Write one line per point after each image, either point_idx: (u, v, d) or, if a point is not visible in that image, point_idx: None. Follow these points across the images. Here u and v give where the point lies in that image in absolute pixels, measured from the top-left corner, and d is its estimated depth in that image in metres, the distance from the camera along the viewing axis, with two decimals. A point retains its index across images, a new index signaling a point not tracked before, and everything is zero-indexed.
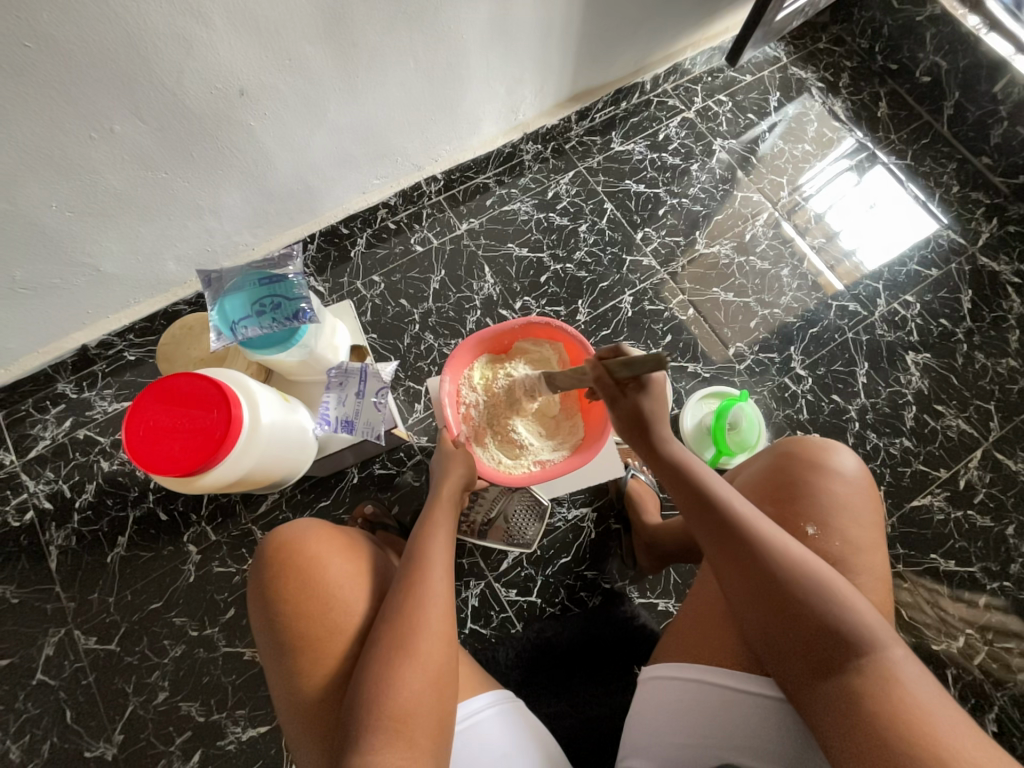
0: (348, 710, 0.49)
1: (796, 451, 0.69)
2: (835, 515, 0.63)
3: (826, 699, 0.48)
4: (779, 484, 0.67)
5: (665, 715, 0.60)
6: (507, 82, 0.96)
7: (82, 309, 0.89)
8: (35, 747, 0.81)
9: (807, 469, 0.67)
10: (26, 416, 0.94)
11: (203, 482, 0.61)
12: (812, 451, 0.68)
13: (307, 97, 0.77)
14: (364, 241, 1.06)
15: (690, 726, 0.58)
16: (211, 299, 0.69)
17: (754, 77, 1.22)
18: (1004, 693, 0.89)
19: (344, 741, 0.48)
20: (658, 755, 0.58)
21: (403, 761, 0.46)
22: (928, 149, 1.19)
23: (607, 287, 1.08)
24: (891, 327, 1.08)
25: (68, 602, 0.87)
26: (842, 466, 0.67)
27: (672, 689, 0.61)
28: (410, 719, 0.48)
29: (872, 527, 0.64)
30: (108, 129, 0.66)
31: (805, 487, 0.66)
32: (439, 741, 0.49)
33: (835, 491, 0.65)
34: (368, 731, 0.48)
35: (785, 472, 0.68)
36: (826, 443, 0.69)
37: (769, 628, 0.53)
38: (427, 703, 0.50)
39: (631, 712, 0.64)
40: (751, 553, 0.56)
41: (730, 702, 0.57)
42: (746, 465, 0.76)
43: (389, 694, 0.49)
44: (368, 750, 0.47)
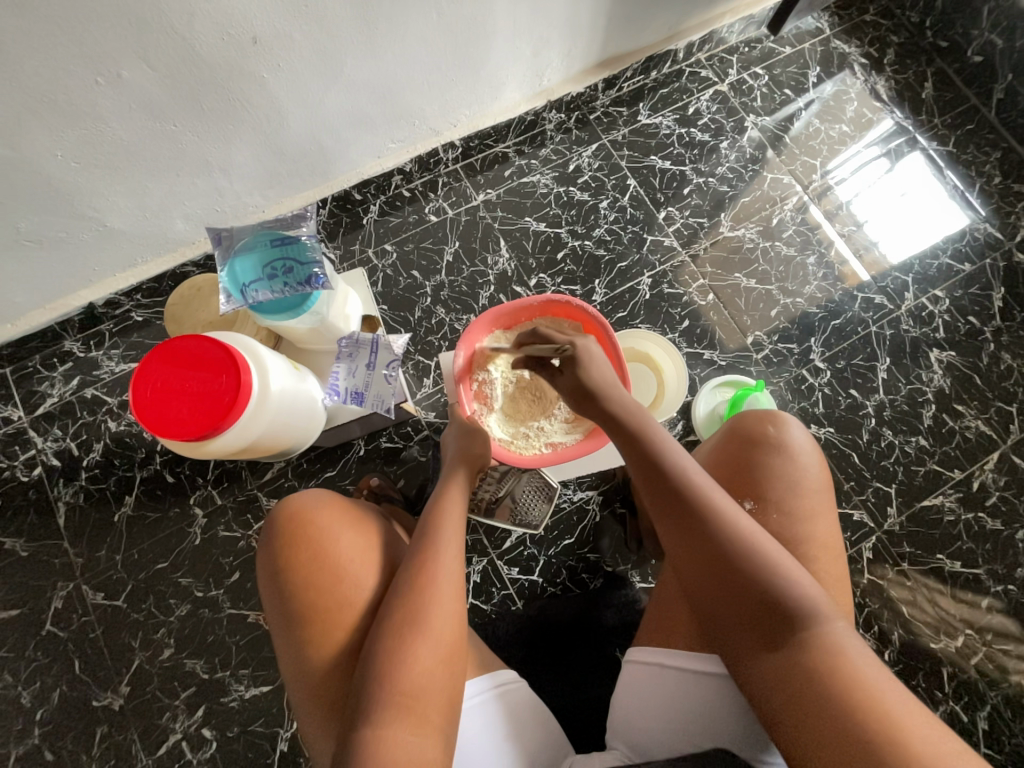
0: (359, 685, 0.49)
1: (741, 427, 0.67)
2: (772, 487, 0.63)
3: (801, 709, 0.47)
4: (728, 460, 0.66)
5: (654, 703, 0.58)
6: (533, 44, 0.91)
7: (89, 266, 0.87)
8: (45, 694, 0.84)
9: (751, 446, 0.65)
10: (33, 372, 0.94)
11: (211, 447, 0.60)
12: (754, 425, 0.67)
13: (323, 50, 0.73)
14: (377, 209, 1.03)
15: (684, 715, 0.56)
16: (221, 259, 0.66)
17: (794, 49, 1.16)
18: (998, 693, 0.89)
19: (353, 713, 0.48)
20: (646, 742, 0.57)
21: (415, 736, 0.47)
22: (972, 136, 1.13)
23: (625, 267, 1.05)
24: (917, 323, 1.04)
25: (77, 557, 0.88)
26: (784, 437, 0.65)
27: (661, 677, 0.59)
28: (420, 695, 0.49)
29: (819, 499, 0.63)
30: (116, 74, 0.63)
31: (752, 465, 0.64)
32: (449, 716, 0.50)
33: (777, 464, 0.64)
34: (379, 706, 0.48)
35: (733, 451, 0.66)
36: (768, 415, 0.67)
37: (755, 629, 0.51)
38: (437, 680, 0.50)
39: (615, 694, 0.62)
40: (727, 542, 0.53)
41: (720, 689, 0.56)
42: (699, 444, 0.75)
43: (401, 671, 0.49)
44: (379, 724, 0.47)
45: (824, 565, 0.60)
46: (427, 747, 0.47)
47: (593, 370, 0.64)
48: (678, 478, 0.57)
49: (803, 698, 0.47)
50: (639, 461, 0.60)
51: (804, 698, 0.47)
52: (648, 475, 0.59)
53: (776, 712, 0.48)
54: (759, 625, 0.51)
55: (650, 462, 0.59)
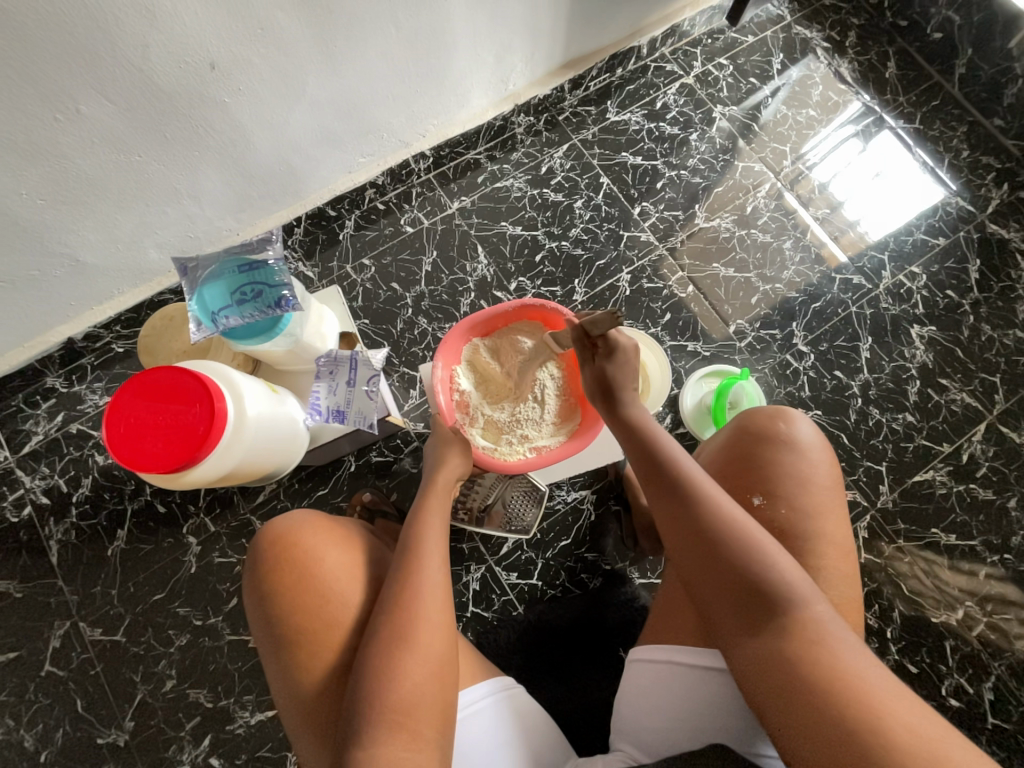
0: (350, 705, 0.49)
1: (751, 425, 0.67)
2: (784, 484, 0.62)
3: (796, 703, 0.46)
4: (736, 457, 0.66)
5: (656, 699, 0.58)
6: (495, 50, 0.91)
7: (65, 301, 0.87)
8: (48, 736, 0.83)
9: (763, 443, 0.65)
10: (17, 412, 0.93)
11: (190, 478, 0.60)
12: (764, 422, 0.67)
13: (283, 71, 0.73)
14: (353, 223, 1.03)
15: (685, 710, 0.57)
16: (189, 289, 0.66)
17: (756, 38, 1.16)
18: (1002, 662, 0.90)
19: (346, 735, 0.48)
20: (648, 740, 0.57)
21: (406, 753, 0.46)
22: (937, 111, 1.14)
23: (604, 265, 1.05)
24: (896, 300, 1.05)
25: (72, 595, 0.88)
26: (794, 434, 0.65)
27: (659, 675, 0.59)
28: (411, 712, 0.48)
29: (830, 496, 0.63)
30: (75, 109, 0.63)
31: (759, 462, 0.64)
32: (444, 729, 0.49)
33: (788, 461, 0.64)
34: (370, 725, 0.47)
35: (737, 449, 0.67)
36: (777, 412, 0.67)
37: (749, 619, 0.51)
38: (428, 694, 0.50)
39: (619, 692, 0.63)
40: (721, 532, 0.54)
41: (721, 685, 0.56)
42: (708, 441, 0.75)
43: (390, 687, 0.49)
44: (371, 744, 0.47)
45: (832, 561, 0.60)
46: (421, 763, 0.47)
47: (621, 369, 0.67)
48: (671, 465, 0.60)
49: (793, 688, 0.46)
50: (640, 449, 0.63)
51: (795, 687, 0.46)
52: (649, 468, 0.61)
53: (769, 707, 0.47)
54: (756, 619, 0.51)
55: (649, 457, 0.62)
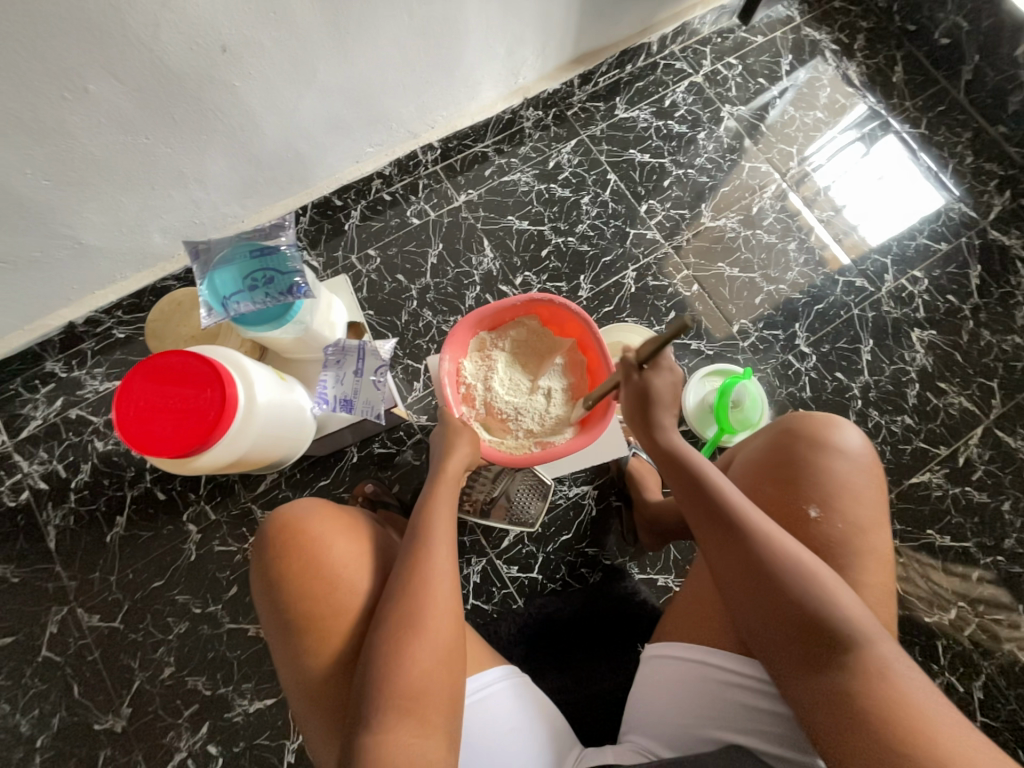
0: (360, 690, 0.49)
1: (803, 431, 0.65)
2: (838, 496, 0.61)
3: (824, 700, 0.48)
4: (787, 463, 0.64)
5: (673, 693, 0.59)
6: (507, 42, 0.91)
7: (67, 285, 0.86)
8: (44, 721, 0.82)
9: (816, 450, 0.63)
10: (15, 395, 0.92)
11: (199, 463, 0.60)
12: (818, 429, 0.65)
13: (294, 56, 0.72)
14: (359, 213, 1.02)
15: (697, 707, 0.57)
16: (199, 273, 0.66)
17: (766, 38, 1.17)
18: (991, 662, 0.91)
19: (356, 720, 0.48)
20: (661, 734, 0.57)
21: (417, 738, 0.47)
22: (943, 117, 1.15)
23: (610, 261, 1.05)
24: (897, 304, 1.06)
25: (70, 580, 0.87)
26: (846, 444, 0.64)
27: (675, 669, 0.60)
28: (422, 698, 0.49)
29: (873, 505, 0.62)
30: (83, 89, 0.62)
31: (800, 467, 0.63)
32: (452, 716, 0.50)
33: (840, 472, 0.62)
34: (380, 710, 0.48)
35: (789, 454, 0.64)
36: (829, 420, 0.66)
37: (784, 631, 0.51)
38: (439, 681, 0.50)
39: (634, 688, 0.64)
40: (760, 558, 0.54)
41: (740, 687, 0.56)
42: (745, 444, 0.73)
43: (399, 674, 0.49)
44: (381, 730, 0.47)
45: (870, 571, 0.59)
46: (432, 749, 0.47)
47: (665, 389, 0.62)
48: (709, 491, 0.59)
49: (848, 706, 0.47)
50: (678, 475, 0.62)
51: (852, 707, 0.47)
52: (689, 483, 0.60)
53: (826, 725, 0.47)
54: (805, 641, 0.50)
55: (688, 481, 0.61)
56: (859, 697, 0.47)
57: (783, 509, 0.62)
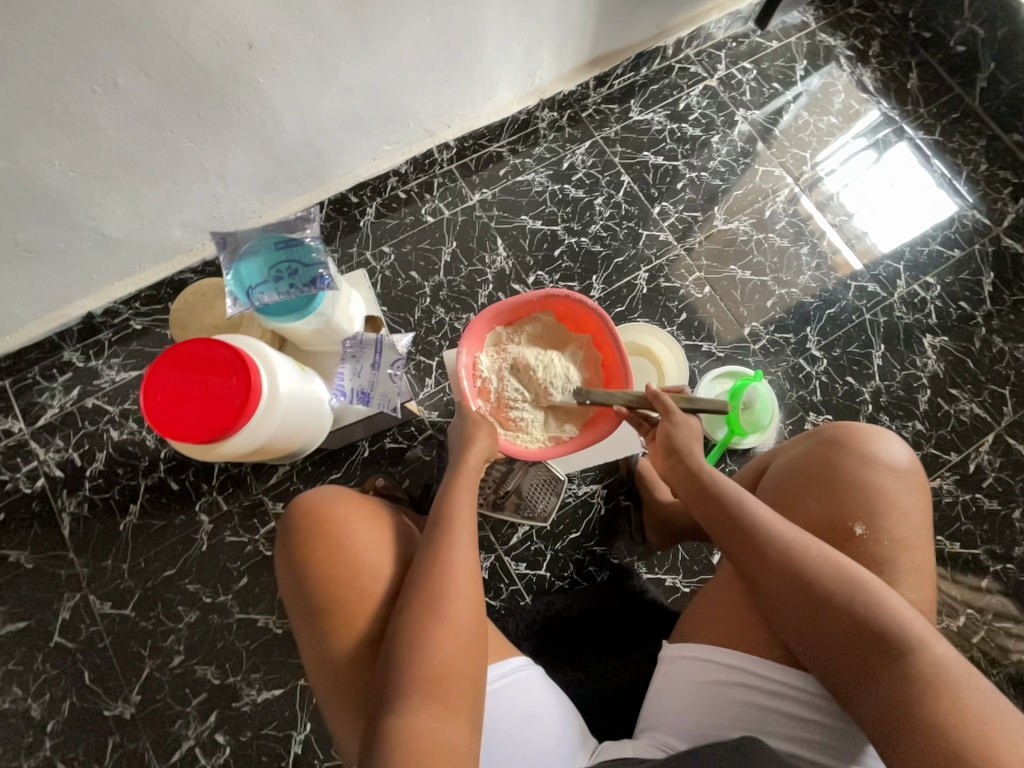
0: (385, 674, 0.50)
1: (850, 444, 0.64)
2: (885, 513, 0.60)
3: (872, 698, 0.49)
4: (832, 476, 0.63)
5: (702, 697, 0.58)
6: (525, 43, 0.92)
7: (87, 275, 0.87)
8: (55, 705, 0.83)
9: (862, 464, 0.63)
10: (33, 384, 0.93)
11: (222, 450, 0.60)
12: (865, 443, 0.64)
13: (317, 53, 0.73)
14: (374, 211, 1.03)
15: (721, 708, 0.57)
16: (226, 262, 0.67)
17: (780, 44, 1.17)
18: (1000, 671, 0.91)
19: (382, 702, 0.49)
20: (687, 734, 0.57)
21: (442, 724, 0.47)
22: (957, 125, 1.15)
23: (622, 262, 1.06)
24: (909, 309, 1.06)
25: (82, 568, 0.88)
26: (891, 457, 0.64)
27: (704, 673, 0.59)
28: (446, 683, 0.49)
29: (919, 520, 0.62)
30: (112, 82, 0.63)
31: (846, 477, 0.62)
32: (475, 702, 0.50)
33: (888, 486, 0.62)
34: (406, 693, 0.48)
35: (835, 465, 0.63)
36: (873, 433, 0.65)
37: (833, 645, 0.51)
38: (462, 666, 0.50)
39: (650, 685, 0.63)
40: (800, 573, 0.53)
41: (774, 693, 0.56)
42: (779, 450, 0.72)
43: (424, 658, 0.50)
44: (407, 712, 0.47)
45: (910, 585, 0.59)
46: (457, 733, 0.47)
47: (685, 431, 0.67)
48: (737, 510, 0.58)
49: (903, 717, 0.47)
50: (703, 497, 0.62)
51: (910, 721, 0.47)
52: (714, 503, 0.60)
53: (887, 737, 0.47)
54: (852, 653, 0.51)
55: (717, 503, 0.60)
56: (906, 697, 0.48)
57: (830, 522, 0.61)
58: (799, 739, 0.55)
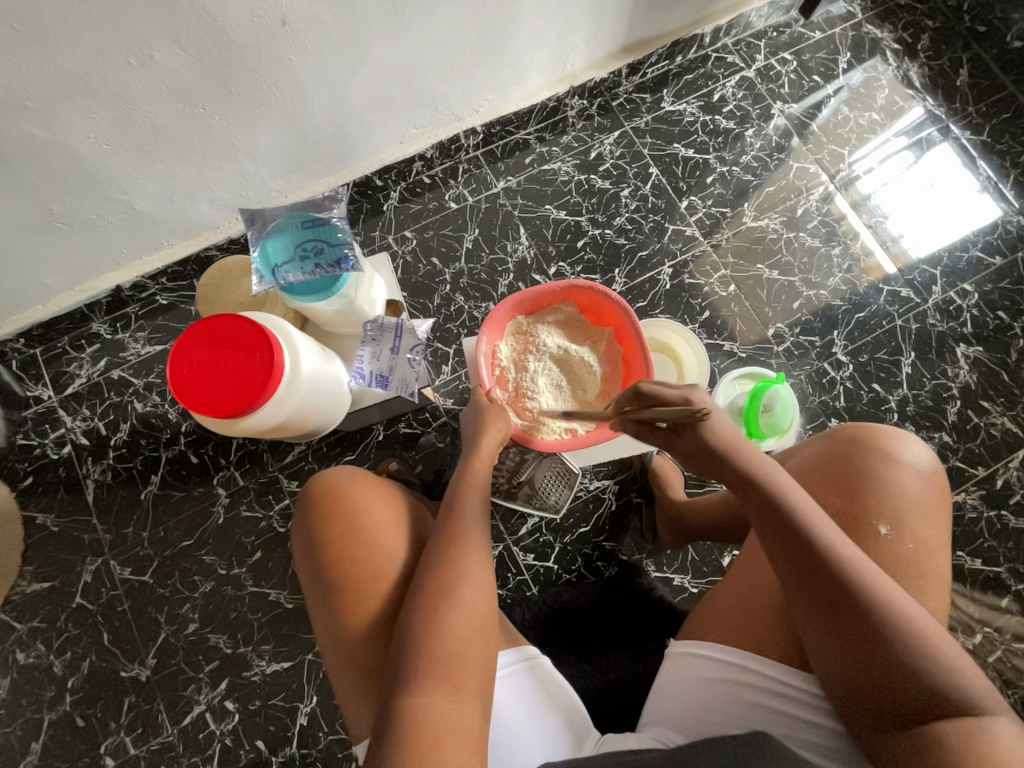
0: (398, 652, 0.50)
1: (873, 442, 0.63)
2: (908, 514, 0.59)
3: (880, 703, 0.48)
4: (853, 474, 0.61)
5: (707, 692, 0.58)
6: (559, 27, 0.90)
7: (116, 249, 0.88)
8: (75, 663, 0.87)
9: (885, 462, 0.61)
10: (62, 353, 0.96)
11: (243, 425, 0.61)
12: (888, 442, 0.63)
13: (349, 31, 0.72)
14: (397, 195, 1.03)
15: (726, 704, 0.57)
16: (253, 239, 0.67)
17: (824, 34, 1.13)
18: (1015, 693, 0.88)
19: (393, 680, 0.49)
20: (689, 727, 0.57)
21: (454, 704, 0.48)
22: (1008, 125, 1.09)
23: (646, 256, 1.04)
24: (944, 317, 1.02)
25: (105, 533, 0.91)
26: (913, 458, 0.62)
27: (709, 669, 0.59)
28: (457, 664, 0.50)
29: (941, 524, 0.60)
30: (148, 56, 0.64)
31: (868, 478, 0.61)
32: (486, 684, 0.51)
33: (911, 487, 0.60)
34: (417, 672, 0.49)
35: (856, 464, 0.62)
36: (894, 433, 0.64)
37: (855, 655, 0.49)
38: (474, 649, 0.51)
39: (654, 683, 0.63)
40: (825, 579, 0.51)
41: (780, 696, 0.55)
42: (797, 448, 0.70)
43: (437, 638, 0.50)
44: (419, 691, 0.48)
45: (933, 592, 0.58)
46: (467, 714, 0.48)
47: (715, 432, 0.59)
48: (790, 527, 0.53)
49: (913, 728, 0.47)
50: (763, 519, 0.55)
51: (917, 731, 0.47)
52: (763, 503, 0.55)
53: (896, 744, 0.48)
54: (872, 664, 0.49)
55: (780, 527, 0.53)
56: (914, 704, 0.47)
57: (850, 524, 0.59)
58: (808, 744, 0.54)
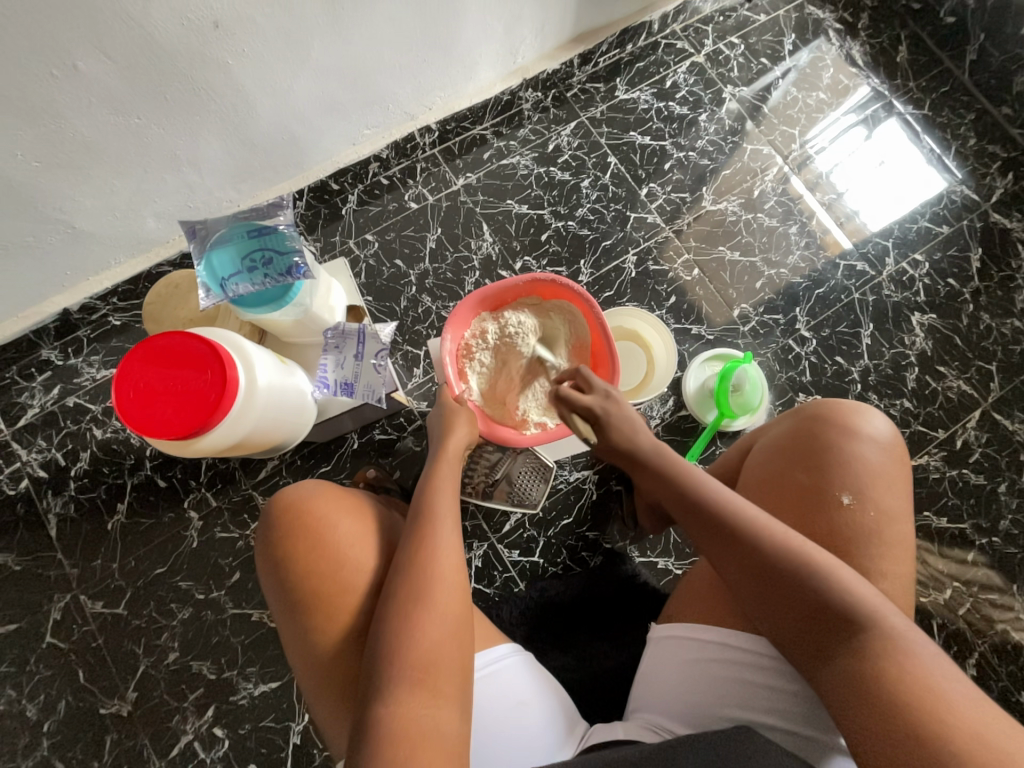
0: (371, 664, 0.50)
1: (830, 416, 0.65)
2: (870, 485, 0.61)
3: (842, 673, 0.49)
4: (816, 449, 0.63)
5: (692, 676, 0.59)
6: (506, 19, 0.89)
7: (61, 271, 0.85)
8: (51, 706, 0.83)
9: (844, 435, 0.63)
10: (11, 384, 0.91)
11: (199, 446, 0.59)
12: (847, 416, 0.64)
13: (288, 33, 0.70)
14: (356, 198, 1.01)
15: (711, 686, 0.57)
16: (196, 253, 0.65)
17: (769, 17, 1.14)
18: (985, 641, 0.93)
19: (367, 693, 0.48)
20: (677, 712, 0.58)
21: (429, 709, 0.47)
22: (946, 98, 1.13)
23: (610, 245, 1.04)
24: (898, 288, 1.06)
25: (72, 568, 0.87)
26: (874, 430, 0.64)
27: (691, 651, 0.60)
28: (431, 668, 0.49)
29: (902, 492, 0.62)
30: (72, 66, 0.61)
31: (830, 451, 0.62)
32: (462, 685, 0.50)
33: (872, 459, 0.62)
34: (391, 682, 0.48)
35: (820, 439, 0.63)
36: (855, 406, 0.66)
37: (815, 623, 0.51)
38: (448, 652, 0.50)
39: (641, 667, 0.64)
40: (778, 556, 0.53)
41: (760, 671, 0.57)
42: (763, 427, 0.72)
43: (410, 644, 0.50)
44: (392, 701, 0.47)
45: (895, 558, 0.60)
46: (444, 717, 0.47)
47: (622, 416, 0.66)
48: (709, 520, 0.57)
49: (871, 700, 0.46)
50: (684, 509, 0.60)
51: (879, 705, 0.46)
52: (677, 502, 0.60)
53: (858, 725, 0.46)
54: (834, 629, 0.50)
55: (694, 517, 0.58)
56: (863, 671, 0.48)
57: (813, 496, 0.61)
58: (786, 716, 0.55)
